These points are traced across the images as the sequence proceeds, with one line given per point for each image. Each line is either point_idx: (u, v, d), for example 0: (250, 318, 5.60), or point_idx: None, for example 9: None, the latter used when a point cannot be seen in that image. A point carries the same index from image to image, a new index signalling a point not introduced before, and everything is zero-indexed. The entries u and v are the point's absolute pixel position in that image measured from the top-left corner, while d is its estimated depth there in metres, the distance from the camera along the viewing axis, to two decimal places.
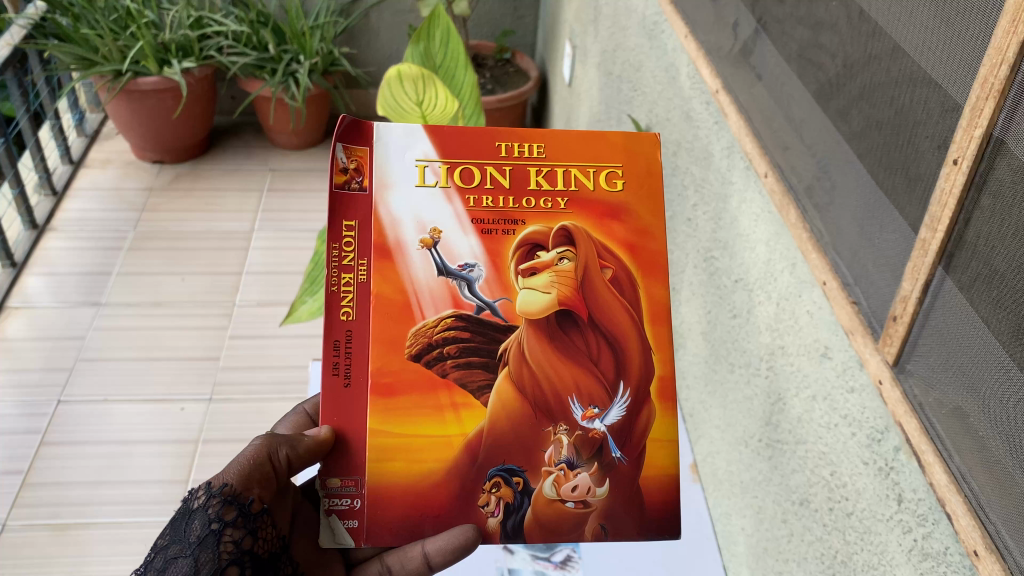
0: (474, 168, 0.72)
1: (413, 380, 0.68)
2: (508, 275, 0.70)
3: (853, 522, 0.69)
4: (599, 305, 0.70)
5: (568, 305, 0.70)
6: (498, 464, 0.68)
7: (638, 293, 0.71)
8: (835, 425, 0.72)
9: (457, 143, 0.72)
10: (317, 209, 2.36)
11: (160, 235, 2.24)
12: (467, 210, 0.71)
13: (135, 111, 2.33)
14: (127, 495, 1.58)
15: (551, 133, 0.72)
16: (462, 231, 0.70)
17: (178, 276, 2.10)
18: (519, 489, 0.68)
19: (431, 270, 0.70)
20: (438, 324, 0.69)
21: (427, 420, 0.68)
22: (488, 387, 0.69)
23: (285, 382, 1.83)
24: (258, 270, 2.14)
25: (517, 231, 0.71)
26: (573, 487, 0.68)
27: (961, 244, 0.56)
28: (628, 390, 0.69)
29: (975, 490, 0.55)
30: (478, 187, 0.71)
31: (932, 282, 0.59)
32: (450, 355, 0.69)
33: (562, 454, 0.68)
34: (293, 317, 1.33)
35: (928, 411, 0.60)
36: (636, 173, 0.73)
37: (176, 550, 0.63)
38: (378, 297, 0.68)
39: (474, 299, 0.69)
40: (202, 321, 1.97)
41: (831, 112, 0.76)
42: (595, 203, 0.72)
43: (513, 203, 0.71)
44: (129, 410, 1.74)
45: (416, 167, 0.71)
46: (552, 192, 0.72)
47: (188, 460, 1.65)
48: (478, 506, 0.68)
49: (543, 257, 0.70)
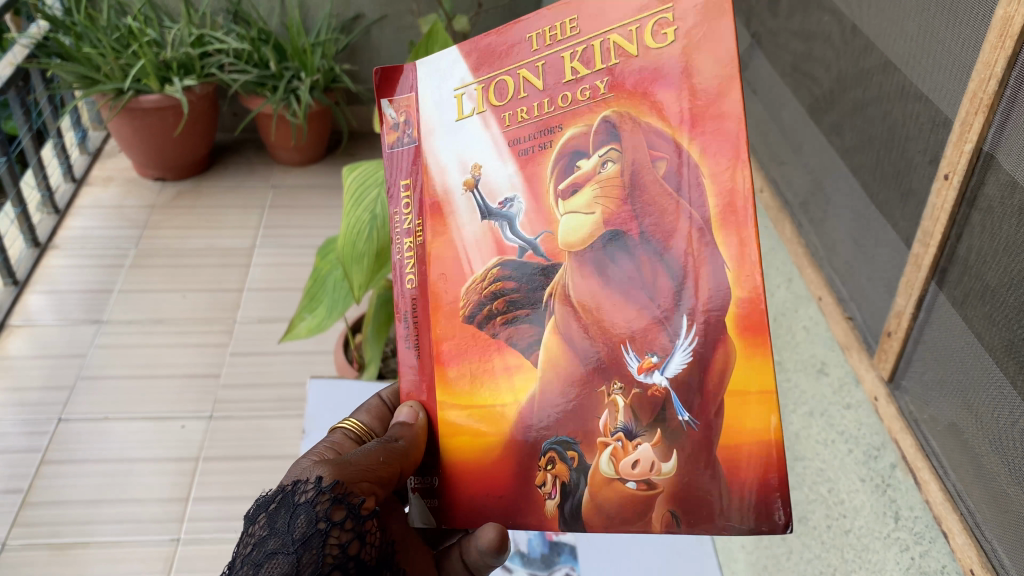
0: (507, 79, 0.60)
1: (467, 342, 0.60)
2: (549, 203, 0.59)
3: (851, 540, 0.68)
4: (652, 215, 0.55)
5: (615, 224, 0.56)
6: (552, 437, 0.57)
7: (704, 186, 0.53)
8: (832, 441, 0.72)
9: (485, 53, 0.60)
10: (318, 225, 2.37)
11: (161, 252, 2.25)
12: (506, 131, 0.60)
13: (136, 129, 2.34)
14: (126, 514, 1.58)
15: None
16: (501, 161, 0.60)
17: (178, 293, 2.10)
18: (575, 467, 0.56)
19: (475, 216, 0.61)
20: (484, 277, 0.60)
21: (485, 387, 0.59)
22: (536, 343, 0.58)
23: (285, 399, 1.82)
24: (259, 287, 2.14)
25: (555, 140, 0.58)
26: (633, 462, 0.55)
27: (953, 260, 0.56)
28: (695, 327, 0.54)
29: (971, 508, 0.54)
30: (514, 102, 0.59)
31: (926, 298, 0.59)
32: (500, 310, 0.60)
33: (618, 420, 0.55)
34: (292, 333, 1.33)
35: (923, 427, 0.60)
36: (691, 24, 0.54)
37: (275, 545, 0.50)
38: (432, 257, 0.62)
39: (516, 240, 0.60)
40: (202, 339, 1.97)
41: (824, 127, 0.76)
42: (646, 74, 0.55)
43: (549, 108, 0.58)
44: (130, 427, 1.74)
45: (454, 97, 0.62)
46: (592, 78, 0.57)
47: (188, 478, 1.64)
48: (534, 487, 0.57)
49: (583, 167, 0.57)
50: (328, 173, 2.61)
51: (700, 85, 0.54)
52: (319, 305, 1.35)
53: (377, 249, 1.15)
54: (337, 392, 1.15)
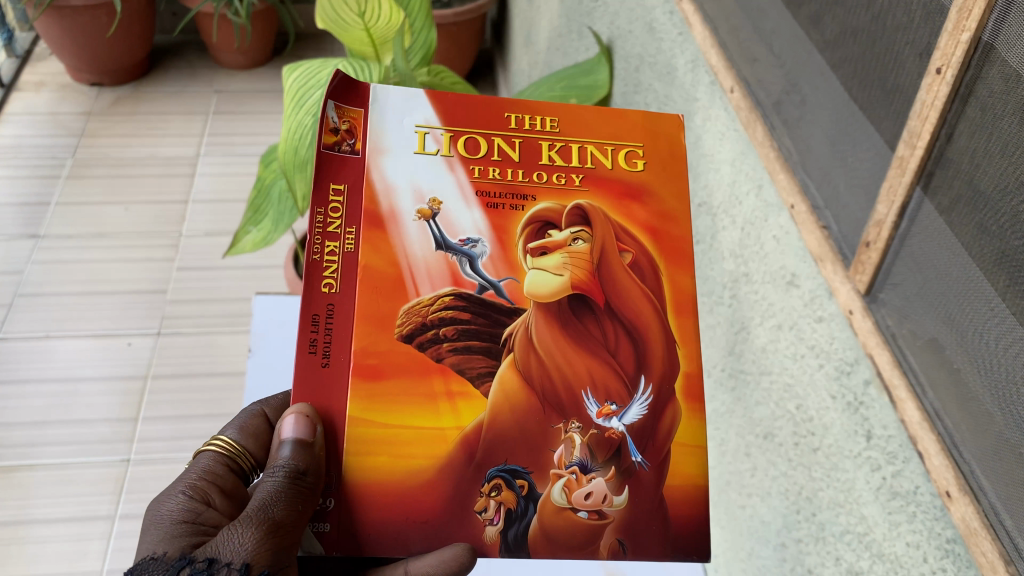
0: (479, 139, 0.64)
1: (403, 364, 0.58)
2: (514, 253, 0.62)
3: (819, 458, 0.66)
4: (617, 290, 0.62)
5: (582, 289, 0.61)
6: (499, 464, 0.58)
7: (661, 280, 0.63)
8: (801, 356, 0.69)
9: (463, 112, 0.65)
10: (265, 133, 2.26)
11: (100, 162, 2.13)
12: (472, 180, 0.63)
13: (66, 29, 2.18)
14: (73, 435, 1.52)
15: (563, 108, 0.66)
16: (464, 202, 0.62)
17: (121, 205, 2.00)
18: (523, 494, 0.57)
19: (428, 244, 0.61)
20: (434, 302, 0.60)
21: (417, 409, 0.57)
22: (489, 375, 0.59)
23: (236, 315, 1.76)
24: (205, 197, 2.05)
25: (527, 206, 0.63)
26: (586, 494, 0.57)
27: (942, 163, 0.51)
28: (651, 386, 0.60)
29: (950, 429, 0.51)
30: (484, 160, 0.64)
31: (909, 205, 0.54)
32: (447, 338, 0.59)
33: (574, 455, 0.58)
34: (235, 249, 1.27)
35: (901, 343, 0.56)
36: (654, 163, 0.66)
37: None
38: (367, 270, 0.59)
39: (476, 277, 0.61)
40: (147, 253, 1.88)
41: (803, 19, 0.70)
42: (615, 183, 0.65)
43: (522, 178, 0.64)
44: (74, 347, 1.67)
45: (415, 134, 0.63)
46: (565, 168, 0.64)
47: (136, 397, 1.59)
48: (474, 513, 0.57)
49: (555, 236, 0.62)
50: (274, 77, 2.48)
51: (655, 204, 0.64)
52: (263, 218, 1.28)
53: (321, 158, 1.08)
54: (283, 310, 1.09)
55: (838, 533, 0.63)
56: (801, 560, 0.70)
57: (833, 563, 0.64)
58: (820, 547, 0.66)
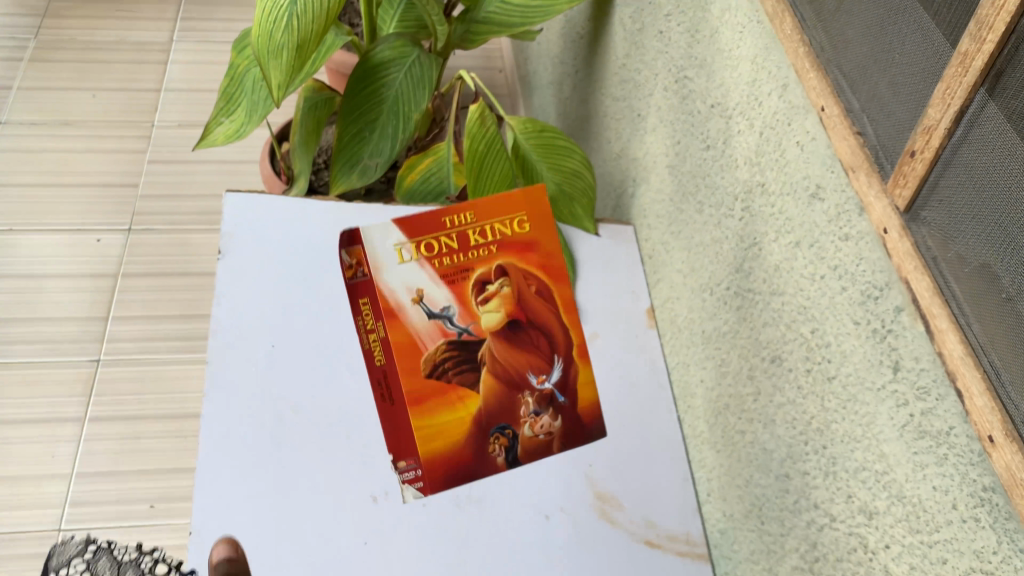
0: (432, 242, 0.97)
1: (431, 390, 0.90)
2: (471, 306, 0.96)
3: (835, 388, 0.61)
4: (534, 310, 0.97)
5: (513, 316, 0.96)
6: (496, 424, 0.90)
7: (553, 297, 0.99)
8: (821, 277, 0.63)
9: (420, 228, 0.98)
10: (242, 19, 2.13)
11: (65, 44, 1.99)
12: (436, 271, 0.96)
13: None
14: (40, 333, 1.44)
15: (476, 203, 0.98)
16: (435, 285, 0.96)
17: (88, 92, 1.88)
18: (512, 437, 0.90)
19: (423, 316, 0.94)
20: (436, 350, 0.92)
21: (444, 402, 0.90)
22: (477, 382, 0.92)
23: (212, 212, 1.67)
24: (179, 87, 1.93)
25: (470, 276, 0.97)
26: (541, 425, 0.91)
27: (1015, 62, 0.43)
28: (559, 358, 0.95)
29: (996, 365, 0.45)
30: (439, 253, 0.97)
31: (968, 110, 0.47)
32: (450, 367, 0.92)
33: (531, 407, 0.92)
34: (206, 141, 1.18)
35: (943, 266, 0.50)
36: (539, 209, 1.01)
37: None
38: (394, 343, 0.92)
39: (455, 327, 0.94)
40: (117, 145, 1.78)
41: None
42: (520, 242, 0.99)
43: (464, 257, 0.98)
44: (40, 241, 1.58)
45: (395, 250, 0.97)
46: (487, 243, 0.99)
47: (106, 296, 1.51)
48: (489, 454, 0.88)
49: (491, 288, 0.97)
50: None
51: (546, 254, 1.00)
52: (236, 108, 1.19)
53: (299, 43, 0.95)
54: (258, 208, 0.98)
55: (851, 468, 0.59)
56: (806, 493, 0.65)
57: (844, 499, 0.60)
58: (829, 482, 0.62)
